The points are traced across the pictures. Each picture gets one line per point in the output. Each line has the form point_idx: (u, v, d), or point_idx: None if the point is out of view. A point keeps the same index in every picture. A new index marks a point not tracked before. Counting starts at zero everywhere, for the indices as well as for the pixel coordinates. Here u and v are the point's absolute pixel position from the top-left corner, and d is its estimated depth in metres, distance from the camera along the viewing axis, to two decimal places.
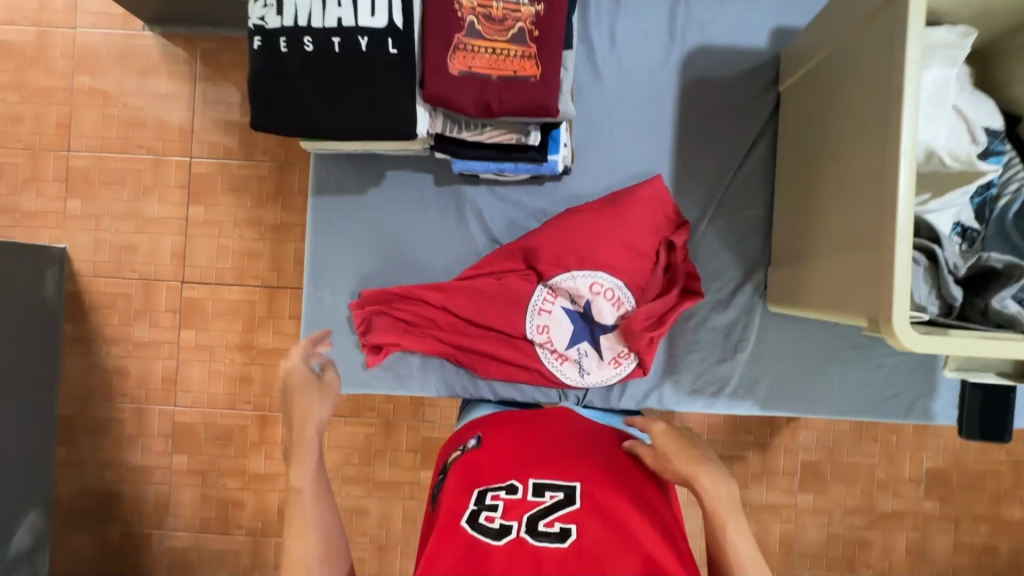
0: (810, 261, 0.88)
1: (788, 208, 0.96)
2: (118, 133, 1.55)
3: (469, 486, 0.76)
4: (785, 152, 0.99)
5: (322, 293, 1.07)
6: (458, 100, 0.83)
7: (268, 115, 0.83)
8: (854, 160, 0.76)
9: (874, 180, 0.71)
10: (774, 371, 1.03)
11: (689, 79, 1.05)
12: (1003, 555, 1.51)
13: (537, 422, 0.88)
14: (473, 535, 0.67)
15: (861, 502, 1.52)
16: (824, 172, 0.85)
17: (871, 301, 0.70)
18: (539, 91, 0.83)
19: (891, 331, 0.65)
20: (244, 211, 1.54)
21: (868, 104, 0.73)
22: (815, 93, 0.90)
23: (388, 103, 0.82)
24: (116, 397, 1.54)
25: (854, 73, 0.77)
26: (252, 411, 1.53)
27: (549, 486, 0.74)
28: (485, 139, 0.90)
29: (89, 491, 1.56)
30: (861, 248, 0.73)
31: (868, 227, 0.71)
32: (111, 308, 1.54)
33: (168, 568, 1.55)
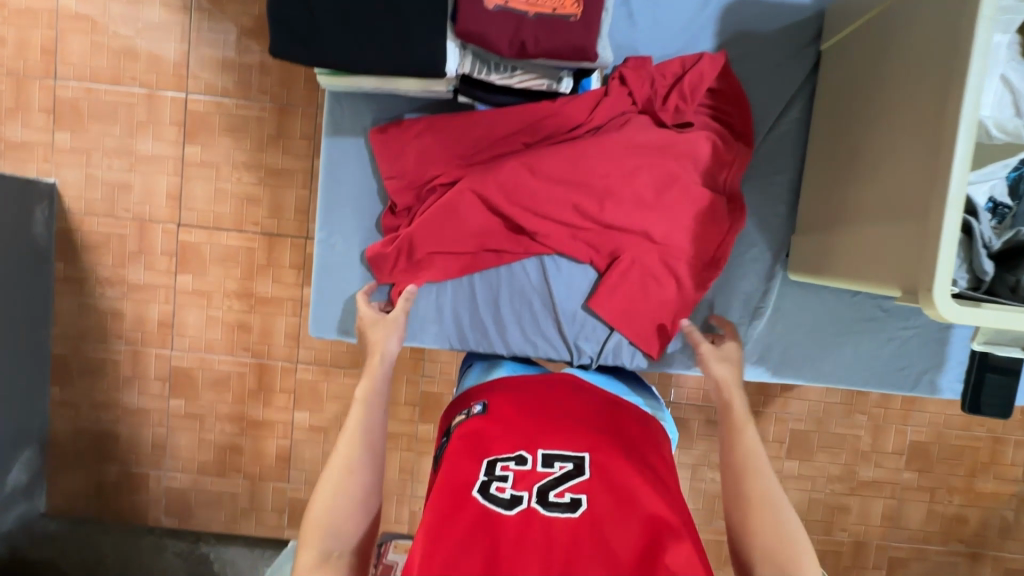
0: (841, 229, 0.87)
1: (819, 175, 0.95)
2: (108, 63, 1.46)
3: (476, 453, 0.74)
4: (821, 116, 0.97)
5: (334, 240, 1.05)
6: (493, 38, 0.79)
7: (287, 41, 0.78)
8: (907, 124, 0.75)
9: (928, 145, 0.69)
10: (787, 339, 1.04)
11: (727, 32, 1.00)
12: (972, 525, 1.59)
13: (541, 388, 0.85)
14: (484, 505, 0.67)
15: (844, 470, 1.57)
16: (867, 139, 0.84)
17: (912, 270, 0.69)
18: (578, 32, 0.79)
19: (930, 301, 0.66)
20: (243, 154, 1.48)
21: (929, 66, 0.71)
22: (861, 55, 0.87)
23: (416, 37, 0.78)
24: (112, 339, 1.52)
25: (913, 35, 0.75)
26: (250, 359, 1.52)
27: (559, 457, 0.72)
28: (515, 83, 0.88)
29: (84, 431, 1.55)
30: (905, 214, 0.72)
31: (917, 192, 0.70)
32: (105, 249, 1.50)
33: (166, 507, 1.57)
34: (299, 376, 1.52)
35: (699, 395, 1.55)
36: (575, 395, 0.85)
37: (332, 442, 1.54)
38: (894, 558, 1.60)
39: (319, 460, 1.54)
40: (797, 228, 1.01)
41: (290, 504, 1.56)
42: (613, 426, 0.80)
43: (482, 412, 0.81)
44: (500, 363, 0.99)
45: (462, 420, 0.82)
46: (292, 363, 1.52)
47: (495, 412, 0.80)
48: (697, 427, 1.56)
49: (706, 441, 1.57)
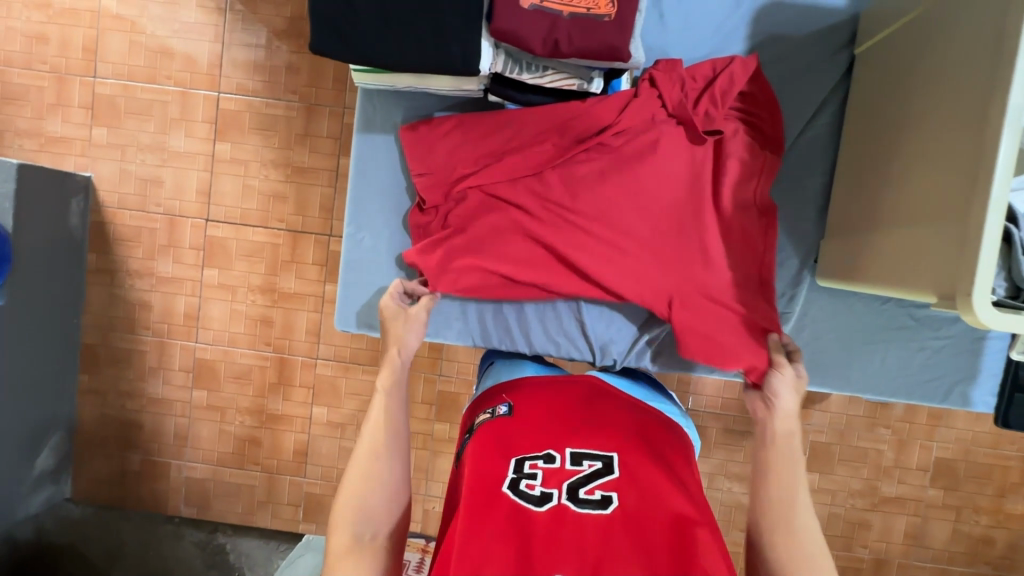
0: (874, 235, 0.86)
1: (851, 179, 0.94)
2: (146, 62, 1.50)
3: (502, 451, 0.74)
4: (854, 121, 0.96)
5: (362, 235, 1.06)
6: (527, 37, 0.79)
7: (326, 38, 0.79)
8: (946, 129, 0.73)
9: (970, 149, 0.68)
10: (814, 346, 1.02)
11: (758, 35, 1.00)
12: (1000, 546, 1.54)
13: (564, 389, 0.85)
14: (515, 502, 0.67)
15: (866, 485, 1.54)
16: (903, 143, 0.83)
17: (949, 276, 0.68)
18: (612, 33, 0.79)
19: (968, 306, 0.64)
20: (271, 151, 1.51)
21: (971, 69, 0.70)
22: (899, 59, 0.86)
23: (451, 36, 0.79)
24: (139, 330, 1.56)
25: (955, 38, 0.74)
26: (271, 353, 1.55)
27: (587, 455, 0.72)
28: (545, 83, 0.88)
29: (109, 419, 1.59)
30: (942, 219, 0.71)
31: (956, 197, 0.69)
32: (136, 241, 1.54)
33: (185, 496, 1.60)
34: (318, 371, 1.54)
35: (717, 403, 1.54)
36: (599, 395, 0.85)
37: (348, 438, 1.56)
38: None
39: (335, 456, 1.56)
40: (826, 234, 0.99)
41: (306, 498, 1.58)
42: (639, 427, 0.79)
43: (507, 411, 0.81)
44: (521, 360, 0.99)
45: (486, 418, 0.82)
46: (312, 358, 1.54)
47: (521, 411, 0.81)
48: (714, 435, 1.54)
49: (724, 450, 1.55)
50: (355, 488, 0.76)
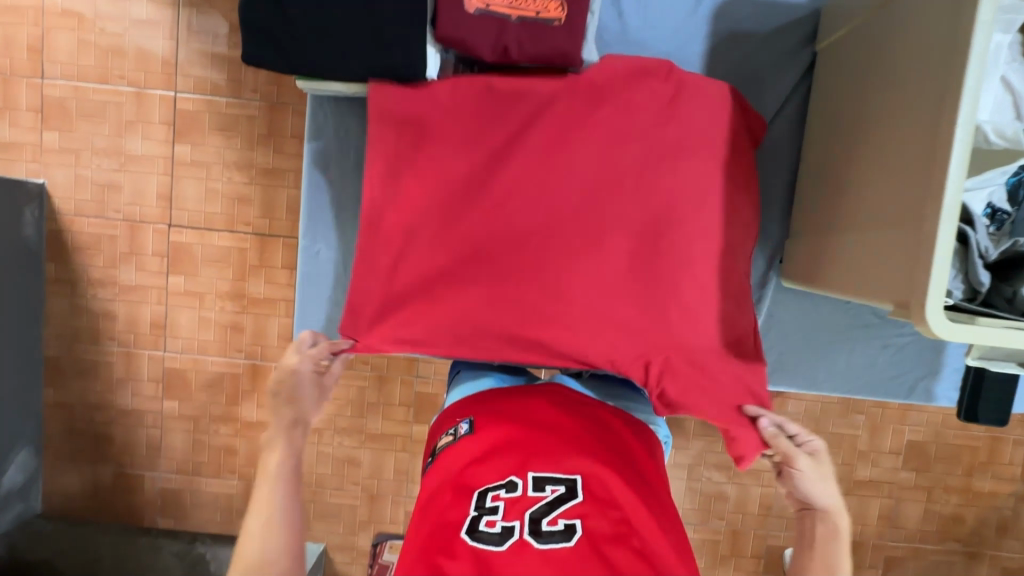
0: (835, 236, 0.85)
1: (815, 180, 0.93)
2: (97, 61, 1.44)
3: (464, 486, 0.72)
4: (815, 118, 0.95)
5: (318, 247, 1.05)
6: (474, 41, 0.80)
7: (262, 49, 0.78)
8: (904, 131, 0.72)
9: (922, 151, 0.68)
10: (780, 347, 1.02)
11: (720, 31, 0.98)
12: (969, 523, 1.58)
13: (530, 409, 0.83)
14: (476, 546, 0.64)
15: (841, 470, 1.57)
16: (864, 144, 0.81)
17: (905, 284, 0.68)
18: (560, 37, 0.79)
19: (921, 318, 0.63)
20: (234, 152, 1.46)
21: (926, 73, 0.69)
22: (856, 57, 0.85)
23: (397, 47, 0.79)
24: (104, 340, 1.51)
25: (909, 39, 0.73)
26: (243, 360, 1.51)
27: (550, 480, 0.71)
28: None
29: (78, 432, 1.55)
30: (899, 225, 0.71)
31: (911, 203, 0.69)
32: (96, 249, 1.48)
33: (161, 508, 1.57)
34: None
35: None
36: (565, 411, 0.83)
37: (326, 443, 1.54)
38: (891, 557, 1.59)
39: (313, 461, 1.54)
40: (793, 233, 0.99)
41: None
42: (603, 444, 0.78)
43: (468, 430, 0.81)
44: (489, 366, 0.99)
45: (447, 441, 0.81)
46: None
47: (481, 433, 0.79)
48: (692, 426, 1.56)
49: (703, 440, 1.56)
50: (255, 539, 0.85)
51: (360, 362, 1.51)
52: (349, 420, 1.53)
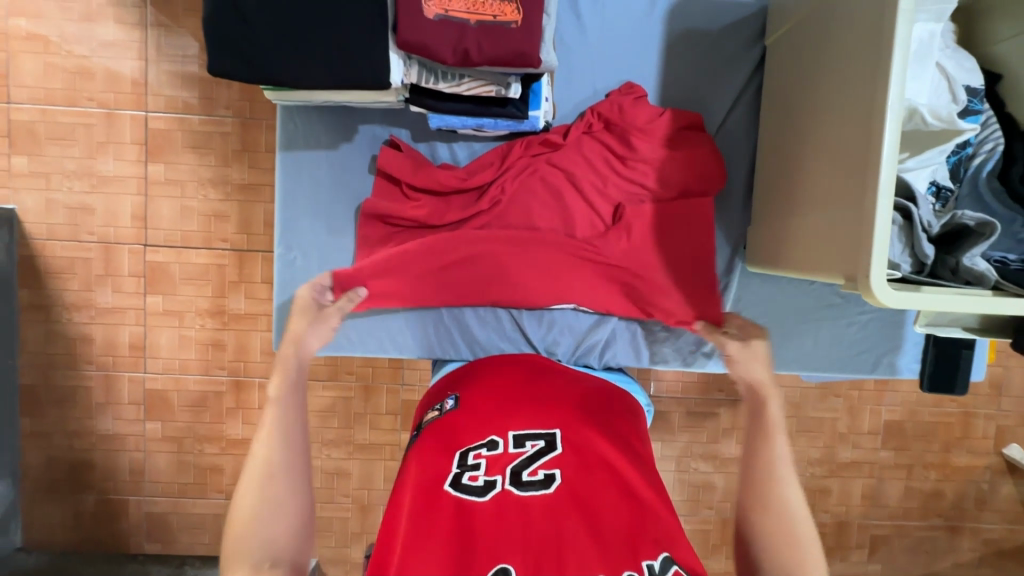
0: (790, 219, 0.89)
1: (770, 170, 0.97)
2: (64, 84, 1.43)
3: (447, 448, 0.74)
4: (769, 109, 0.99)
5: (293, 255, 1.05)
6: (435, 47, 0.79)
7: (224, 58, 0.77)
8: (841, 116, 0.77)
9: (860, 133, 0.72)
10: None
11: (674, 31, 1.02)
12: (949, 498, 1.63)
13: (512, 374, 0.86)
14: (459, 497, 0.67)
15: (824, 453, 1.60)
16: (809, 131, 0.86)
17: (852, 256, 0.72)
18: (520, 38, 0.79)
19: (869, 289, 0.68)
20: (208, 169, 1.46)
21: (857, 59, 0.74)
22: (798, 50, 0.90)
23: (357, 51, 0.78)
24: (82, 365, 1.49)
25: (841, 28, 0.78)
26: (226, 377, 1.50)
27: (529, 436, 0.74)
28: (463, 91, 0.87)
29: (59, 460, 1.52)
30: (842, 203, 0.75)
31: (851, 181, 0.74)
32: (71, 273, 1.46)
33: (147, 532, 1.54)
34: None
35: (678, 388, 1.58)
36: (544, 376, 0.87)
37: (315, 457, 1.53)
38: (877, 535, 1.63)
39: None
40: (753, 219, 1.02)
41: None
42: (581, 403, 0.81)
43: (455, 405, 0.82)
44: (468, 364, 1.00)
45: (435, 415, 0.82)
46: (269, 379, 1.50)
47: (466, 402, 0.81)
48: (677, 418, 1.58)
49: (688, 432, 1.59)
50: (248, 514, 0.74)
51: (346, 373, 1.51)
52: (337, 432, 1.52)
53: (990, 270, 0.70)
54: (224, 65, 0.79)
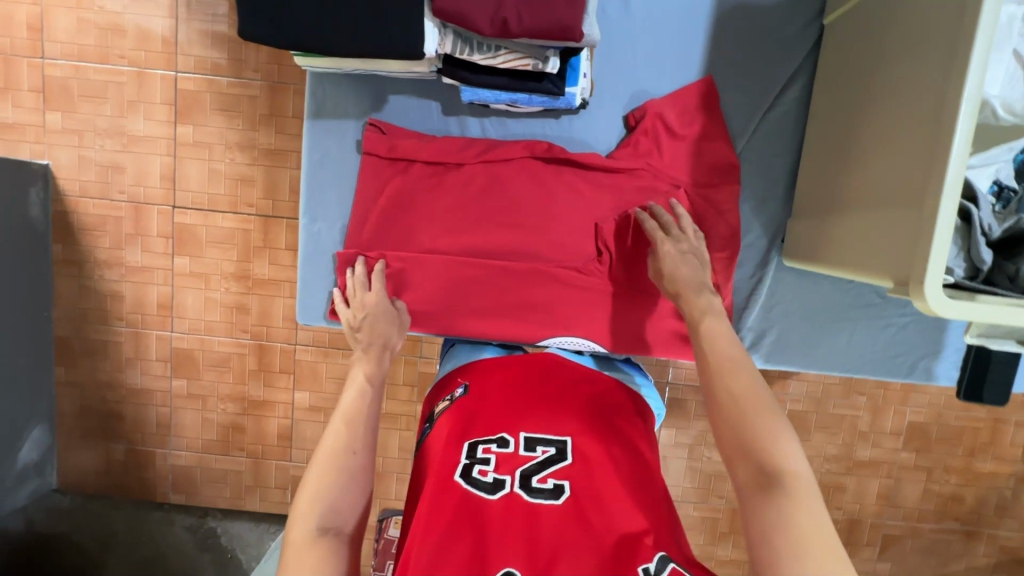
0: (836, 216, 0.86)
1: (819, 159, 0.93)
2: (96, 41, 1.42)
3: (458, 438, 0.76)
4: (824, 94, 0.94)
5: (320, 225, 1.04)
6: (472, 15, 0.76)
7: (254, 19, 0.74)
8: (911, 104, 0.72)
9: (927, 129, 0.68)
10: (783, 327, 1.03)
11: (725, 6, 0.97)
12: (968, 503, 1.59)
13: (529, 371, 0.86)
14: (467, 490, 0.70)
15: (841, 450, 1.58)
16: (868, 119, 0.82)
17: (906, 261, 0.68)
18: (563, 10, 0.76)
19: (919, 293, 0.64)
20: (235, 133, 1.45)
21: (933, 46, 0.69)
22: (861, 28, 0.85)
23: (391, 16, 0.75)
24: (113, 320, 1.53)
25: (920, 9, 0.72)
26: (249, 340, 1.53)
27: (541, 440, 0.75)
28: (499, 64, 0.84)
29: (91, 410, 1.58)
30: (902, 201, 0.71)
31: (915, 177, 0.69)
32: (102, 231, 1.49)
33: (172, 484, 1.61)
34: (297, 357, 1.54)
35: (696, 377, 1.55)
36: (559, 374, 0.86)
37: None
38: (888, 535, 1.61)
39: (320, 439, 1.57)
40: (793, 213, 0.99)
41: (293, 481, 1.59)
42: (592, 405, 0.81)
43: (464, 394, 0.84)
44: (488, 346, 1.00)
45: (446, 404, 0.85)
46: (290, 344, 1.53)
47: (479, 392, 0.83)
48: (694, 406, 1.57)
49: (704, 421, 1.57)
50: (319, 476, 0.74)
51: None
52: None
53: None
54: (253, 27, 0.75)
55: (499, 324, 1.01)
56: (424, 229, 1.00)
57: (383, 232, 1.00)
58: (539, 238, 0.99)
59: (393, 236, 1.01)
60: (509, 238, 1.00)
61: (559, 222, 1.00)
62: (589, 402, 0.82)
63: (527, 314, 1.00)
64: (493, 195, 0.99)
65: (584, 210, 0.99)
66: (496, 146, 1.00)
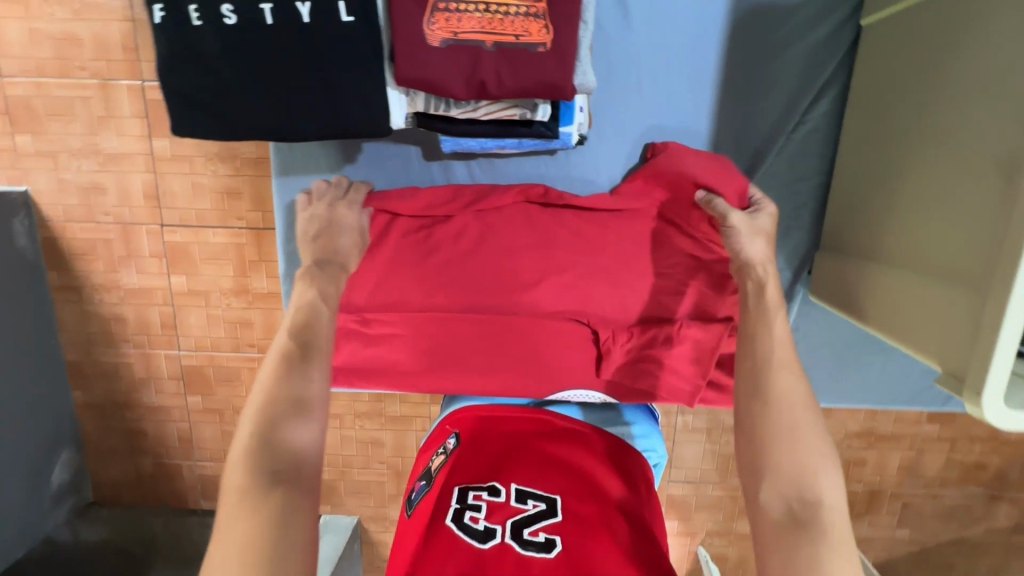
0: (885, 276, 0.99)
1: (869, 216, 1.05)
2: (53, 53, 1.32)
3: (451, 483, 0.80)
4: (865, 145, 1.06)
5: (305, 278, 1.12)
6: (447, 82, 0.89)
7: (194, 119, 0.91)
8: (980, 192, 0.83)
9: (999, 216, 0.79)
10: (810, 362, 1.23)
11: (729, 27, 1.07)
12: (992, 469, 1.58)
13: (520, 425, 0.91)
14: (459, 534, 0.72)
15: (863, 426, 1.55)
16: (924, 193, 0.93)
17: (965, 350, 0.82)
18: (534, 64, 0.89)
19: (976, 402, 0.77)
20: (215, 143, 1.37)
21: (1007, 143, 0.79)
22: (919, 101, 0.95)
23: (344, 95, 0.90)
24: (120, 343, 1.52)
25: (991, 108, 0.83)
26: (258, 354, 1.52)
27: (532, 495, 0.77)
28: (482, 114, 0.95)
29: (114, 429, 1.60)
30: (964, 283, 0.83)
31: (981, 260, 0.81)
32: (94, 255, 1.45)
33: (202, 492, 1.66)
34: None
35: None
36: (550, 433, 0.89)
37: (349, 427, 1.57)
38: (908, 504, 1.61)
39: (337, 444, 1.59)
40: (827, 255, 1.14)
41: None
42: (584, 466, 0.84)
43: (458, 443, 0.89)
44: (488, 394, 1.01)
45: (441, 458, 0.88)
46: None
47: (471, 444, 0.87)
48: None
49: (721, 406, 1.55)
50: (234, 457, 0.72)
51: None
52: (368, 404, 1.55)
53: None
54: (186, 124, 0.91)
55: (490, 381, 1.01)
56: (416, 283, 1.00)
57: (378, 284, 1.00)
58: (537, 283, 0.99)
59: (386, 288, 1.00)
60: (506, 292, 1.00)
61: (558, 265, 1.00)
62: (576, 464, 0.84)
63: (522, 368, 1.00)
64: (493, 240, 1.00)
65: (580, 252, 1.00)
66: (486, 194, 1.03)
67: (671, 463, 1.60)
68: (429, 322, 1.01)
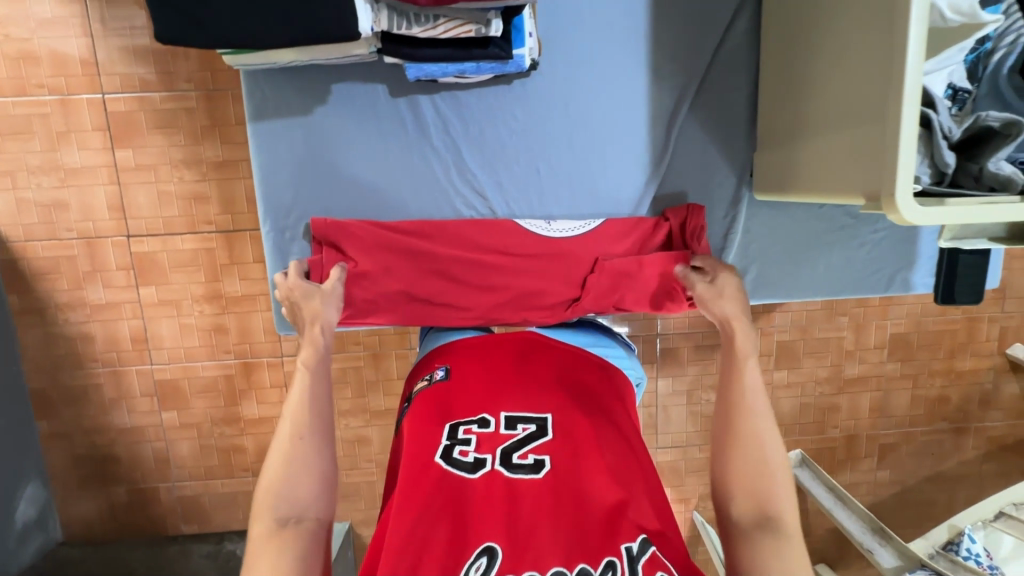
0: (801, 142, 0.96)
1: (778, 84, 1.01)
2: (9, 72, 1.33)
3: (439, 419, 0.80)
4: (773, 20, 1.01)
5: (284, 230, 1.07)
6: None
7: (169, 21, 0.74)
8: (863, 28, 0.80)
9: (883, 43, 0.76)
10: (761, 262, 1.13)
11: None
12: (954, 402, 1.67)
13: (507, 349, 0.91)
14: (448, 469, 0.74)
15: (831, 371, 1.63)
16: (823, 49, 0.90)
17: (874, 179, 0.79)
18: None
19: (893, 206, 0.74)
20: (179, 150, 1.38)
21: None
22: None
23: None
24: (88, 363, 1.48)
25: None
26: (234, 360, 1.49)
27: (521, 419, 0.80)
28: (440, 34, 0.86)
29: (84, 457, 1.53)
30: (867, 120, 0.80)
31: (878, 94, 0.78)
32: (57, 273, 1.42)
33: (182, 516, 1.59)
34: (286, 369, 1.50)
35: (685, 326, 1.58)
36: (536, 353, 0.90)
37: None
38: (884, 445, 1.68)
39: None
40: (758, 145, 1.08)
41: None
42: (569, 385, 0.86)
43: (445, 376, 0.87)
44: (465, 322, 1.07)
45: (425, 384, 0.88)
46: (277, 358, 1.50)
47: (458, 375, 0.87)
48: (686, 353, 1.60)
49: (698, 365, 1.60)
50: (278, 466, 0.77)
51: (353, 343, 1.51)
52: (351, 401, 1.54)
53: (1016, 173, 0.74)
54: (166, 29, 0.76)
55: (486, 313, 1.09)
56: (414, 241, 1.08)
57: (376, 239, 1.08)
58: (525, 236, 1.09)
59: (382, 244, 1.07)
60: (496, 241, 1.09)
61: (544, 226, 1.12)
62: (565, 381, 0.86)
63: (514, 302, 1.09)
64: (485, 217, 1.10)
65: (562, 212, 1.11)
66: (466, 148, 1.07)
67: (658, 428, 1.64)
68: (424, 268, 1.08)
